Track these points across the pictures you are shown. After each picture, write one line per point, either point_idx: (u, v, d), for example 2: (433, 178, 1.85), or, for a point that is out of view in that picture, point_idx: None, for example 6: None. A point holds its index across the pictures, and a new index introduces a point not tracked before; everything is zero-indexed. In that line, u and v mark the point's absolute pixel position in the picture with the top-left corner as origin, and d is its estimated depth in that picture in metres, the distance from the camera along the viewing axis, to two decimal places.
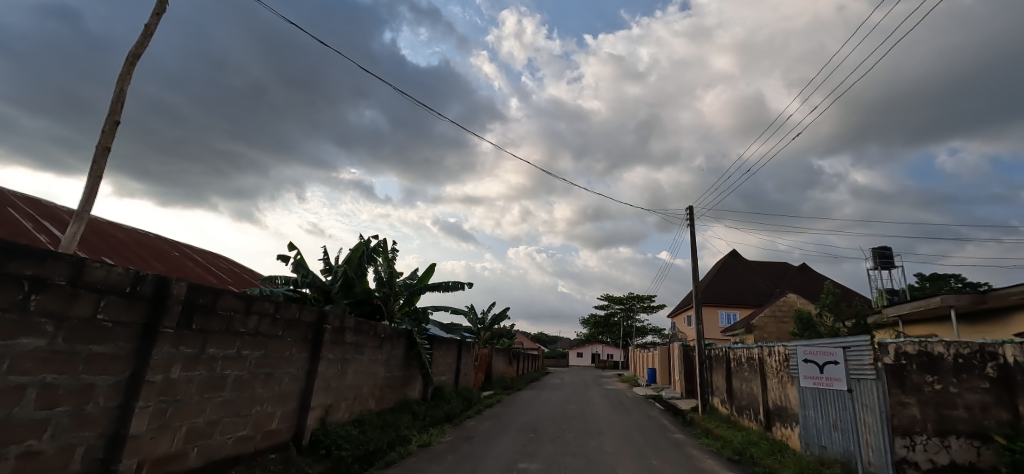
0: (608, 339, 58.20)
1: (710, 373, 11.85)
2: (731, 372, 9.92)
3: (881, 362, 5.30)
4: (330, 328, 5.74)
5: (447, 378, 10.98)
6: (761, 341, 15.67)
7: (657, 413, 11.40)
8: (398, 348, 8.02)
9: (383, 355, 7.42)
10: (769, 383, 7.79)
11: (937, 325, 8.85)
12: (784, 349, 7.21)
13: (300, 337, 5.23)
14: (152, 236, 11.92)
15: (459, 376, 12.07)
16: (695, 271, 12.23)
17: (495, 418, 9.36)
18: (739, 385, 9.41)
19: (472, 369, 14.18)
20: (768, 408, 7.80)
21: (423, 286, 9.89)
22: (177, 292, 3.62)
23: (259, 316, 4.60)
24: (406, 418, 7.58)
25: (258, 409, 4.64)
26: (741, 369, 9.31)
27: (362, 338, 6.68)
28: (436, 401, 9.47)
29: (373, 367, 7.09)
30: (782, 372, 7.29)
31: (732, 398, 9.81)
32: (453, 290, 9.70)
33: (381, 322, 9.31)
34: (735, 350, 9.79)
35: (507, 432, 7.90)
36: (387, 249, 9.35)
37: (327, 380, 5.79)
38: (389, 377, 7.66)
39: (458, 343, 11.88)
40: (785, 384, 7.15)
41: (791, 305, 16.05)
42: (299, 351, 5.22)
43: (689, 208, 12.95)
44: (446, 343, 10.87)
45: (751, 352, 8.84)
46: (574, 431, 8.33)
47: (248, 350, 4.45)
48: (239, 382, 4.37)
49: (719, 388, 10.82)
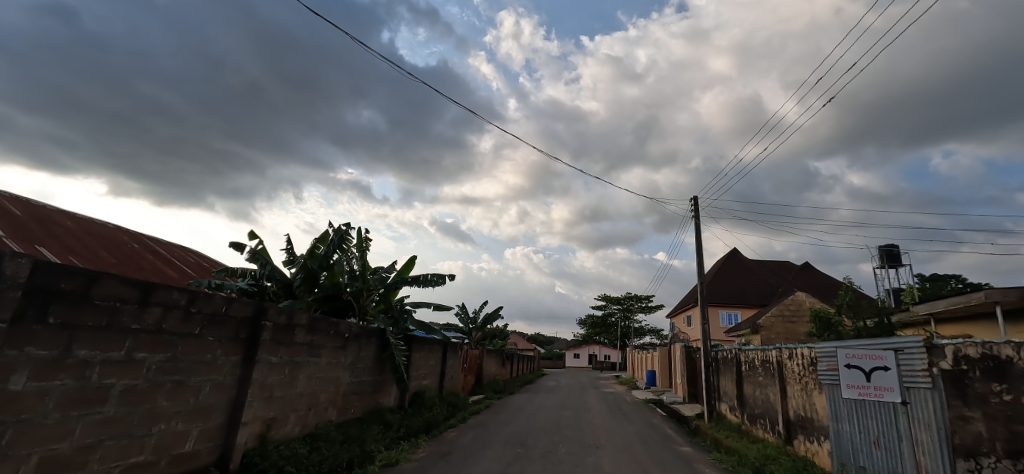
0: (606, 339, 57.28)
1: (716, 377, 10.87)
2: (742, 377, 8.94)
3: (937, 368, 4.33)
4: (271, 326, 4.75)
5: (430, 383, 9.97)
6: (768, 342, 14.77)
7: (660, 421, 10.41)
8: (367, 350, 7.02)
9: (347, 357, 6.42)
10: (790, 389, 6.83)
11: (973, 325, 7.92)
12: (808, 351, 6.24)
13: (228, 337, 4.24)
14: (109, 227, 10.90)
15: (444, 380, 11.07)
16: (700, 266, 11.27)
17: (480, 428, 8.37)
18: (751, 391, 8.45)
19: (460, 372, 13.16)
20: (788, 418, 6.85)
21: (401, 280, 8.92)
22: (17, 273, 2.62)
23: (163, 309, 3.61)
24: (375, 430, 6.59)
25: (162, 427, 3.64)
26: (754, 373, 8.34)
27: (319, 338, 5.69)
28: (415, 409, 8.46)
29: (334, 372, 6.09)
30: (805, 377, 6.34)
31: (743, 406, 8.85)
32: (435, 285, 8.71)
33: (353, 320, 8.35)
34: (746, 352, 8.83)
35: (491, 446, 6.93)
36: (360, 238, 8.37)
37: (269, 388, 4.79)
38: (356, 384, 6.66)
39: (443, 343, 10.89)
40: (810, 392, 6.19)
41: (799, 305, 15.12)
42: (226, 354, 4.22)
43: (693, 199, 12.00)
44: (430, 344, 9.88)
45: (766, 355, 7.85)
46: (568, 444, 7.33)
47: (145, 351, 3.46)
48: (130, 394, 3.37)
49: (728, 393, 9.86)
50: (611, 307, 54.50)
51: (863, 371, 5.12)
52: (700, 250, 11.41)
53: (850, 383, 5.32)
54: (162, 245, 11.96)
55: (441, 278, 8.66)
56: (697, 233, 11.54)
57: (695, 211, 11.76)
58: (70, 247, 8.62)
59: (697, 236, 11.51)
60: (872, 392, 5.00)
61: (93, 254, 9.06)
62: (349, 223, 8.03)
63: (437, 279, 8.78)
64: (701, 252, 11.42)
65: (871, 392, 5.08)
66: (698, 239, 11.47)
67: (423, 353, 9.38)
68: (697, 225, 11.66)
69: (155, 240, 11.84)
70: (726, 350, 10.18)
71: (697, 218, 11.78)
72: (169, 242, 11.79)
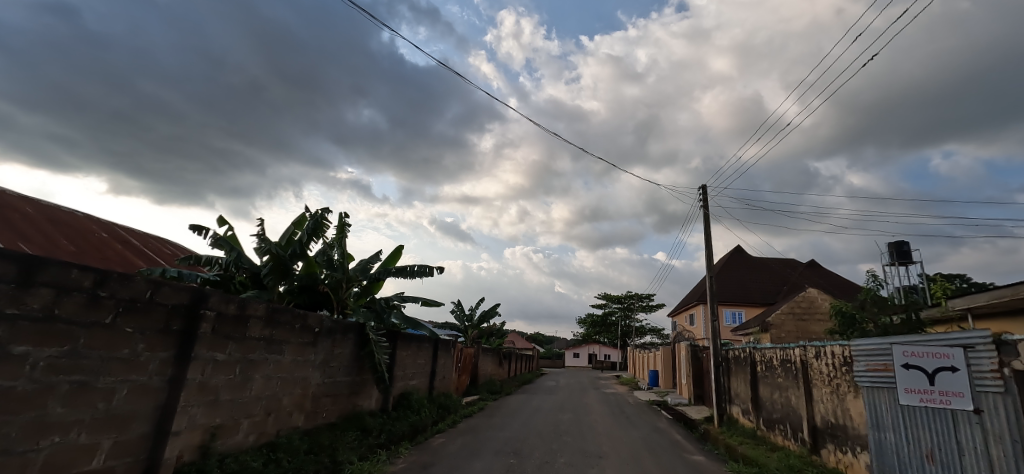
0: (606, 339, 56.56)
1: (727, 378, 10.11)
2: (757, 379, 8.19)
3: (1010, 369, 3.47)
4: (215, 317, 4.01)
5: (418, 383, 9.22)
6: (778, 341, 14.03)
7: (666, 425, 9.66)
8: (343, 347, 6.27)
9: (318, 355, 5.67)
10: (817, 393, 6.08)
11: (1014, 322, 7.19)
12: (842, 350, 5.49)
13: (154, 328, 3.49)
14: (77, 216, 10.14)
15: (435, 380, 10.32)
16: (709, 259, 10.51)
17: (470, 434, 7.62)
18: (768, 393, 7.69)
19: (454, 372, 12.41)
20: (814, 425, 6.12)
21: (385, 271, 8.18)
22: None
23: (55, 292, 2.85)
24: (350, 438, 5.84)
25: (57, 440, 2.88)
26: (771, 373, 7.59)
27: (280, 333, 4.94)
28: (399, 412, 7.71)
29: (301, 372, 5.33)
30: (837, 379, 5.60)
31: (758, 410, 8.10)
32: (420, 276, 7.95)
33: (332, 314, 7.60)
34: (762, 351, 8.07)
35: (480, 455, 6.19)
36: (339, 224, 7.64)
37: (212, 390, 4.04)
38: (328, 385, 5.91)
39: (433, 341, 10.13)
40: (843, 396, 5.45)
41: (811, 302, 14.38)
42: (152, 349, 3.48)
43: (701, 187, 11.23)
44: (418, 341, 9.13)
45: (785, 354, 7.11)
46: (566, 453, 6.58)
47: (28, 345, 2.70)
48: (4, 399, 2.61)
49: (740, 396, 9.11)
50: (611, 306, 53.74)
51: (925, 373, 4.24)
52: (709, 242, 10.66)
53: (901, 386, 4.51)
54: (136, 236, 11.23)
55: (428, 269, 7.90)
56: (706, 224, 10.79)
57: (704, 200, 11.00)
58: (24, 233, 7.87)
59: (706, 227, 10.75)
60: (934, 398, 4.16)
61: (51, 241, 8.31)
62: (326, 207, 7.30)
63: (424, 270, 8.03)
64: (710, 243, 10.66)
65: (935, 399, 4.17)
66: (707, 230, 10.71)
67: (410, 351, 8.63)
68: (706, 215, 10.91)
69: (129, 231, 11.11)
70: (737, 348, 9.43)
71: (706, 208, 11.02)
72: (143, 232, 11.06)
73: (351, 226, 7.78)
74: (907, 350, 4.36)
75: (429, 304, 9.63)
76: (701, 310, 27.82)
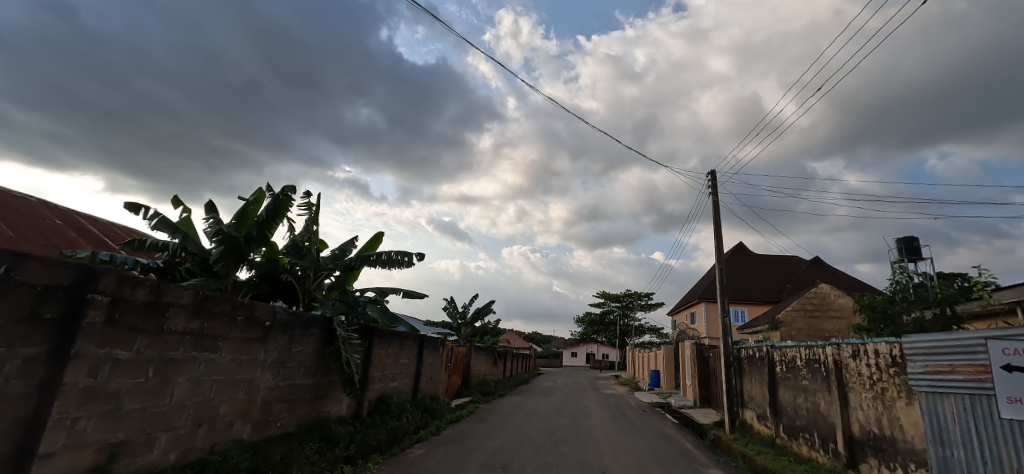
0: (604, 339, 55.71)
1: (739, 379, 9.27)
2: (776, 381, 7.34)
3: None
4: (113, 304, 3.12)
5: (400, 385, 8.35)
6: (789, 339, 13.19)
7: (673, 431, 8.83)
8: (305, 344, 5.38)
9: (270, 353, 4.78)
10: (854, 398, 5.24)
11: None
12: (890, 348, 4.65)
13: (12, 315, 2.57)
14: (26, 201, 9.21)
15: (420, 382, 9.44)
16: (719, 251, 9.65)
17: (454, 443, 6.75)
18: (790, 396, 6.85)
19: (443, 372, 11.54)
20: (850, 436, 5.27)
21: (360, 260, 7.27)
22: None
23: None
24: (309, 451, 4.96)
25: None
26: (794, 375, 6.75)
27: (214, 326, 4.05)
28: (375, 418, 6.83)
29: (244, 374, 4.43)
30: (882, 383, 4.75)
31: (778, 415, 7.26)
32: (399, 265, 7.05)
33: (299, 308, 6.71)
34: (782, 350, 7.22)
35: (463, 471, 5.30)
36: (306, 206, 6.75)
37: (109, 397, 3.15)
38: (284, 388, 5.03)
39: (417, 338, 9.24)
40: (891, 403, 4.61)
41: (823, 298, 13.56)
42: (10, 343, 2.56)
43: (711, 173, 10.35)
44: (400, 339, 8.24)
45: (811, 352, 6.28)
46: (564, 467, 5.73)
47: None
48: None
49: (755, 399, 8.27)
50: (609, 304, 52.97)
51: None
52: (719, 231, 9.80)
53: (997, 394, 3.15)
54: (98, 225, 10.28)
55: (407, 257, 6.99)
56: (716, 212, 9.92)
57: (713, 187, 10.12)
58: None
59: (716, 215, 9.88)
60: None
61: None
62: (290, 185, 6.40)
63: (402, 259, 7.14)
64: (720, 233, 9.80)
65: None
66: (718, 219, 9.84)
67: (389, 350, 7.74)
68: (716, 203, 10.04)
69: (89, 219, 10.17)
70: (752, 347, 8.58)
71: (716, 195, 10.14)
72: (104, 220, 10.12)
73: (320, 207, 6.90)
74: (1004, 347, 3.08)
75: (411, 298, 8.65)
76: (702, 308, 27.05)
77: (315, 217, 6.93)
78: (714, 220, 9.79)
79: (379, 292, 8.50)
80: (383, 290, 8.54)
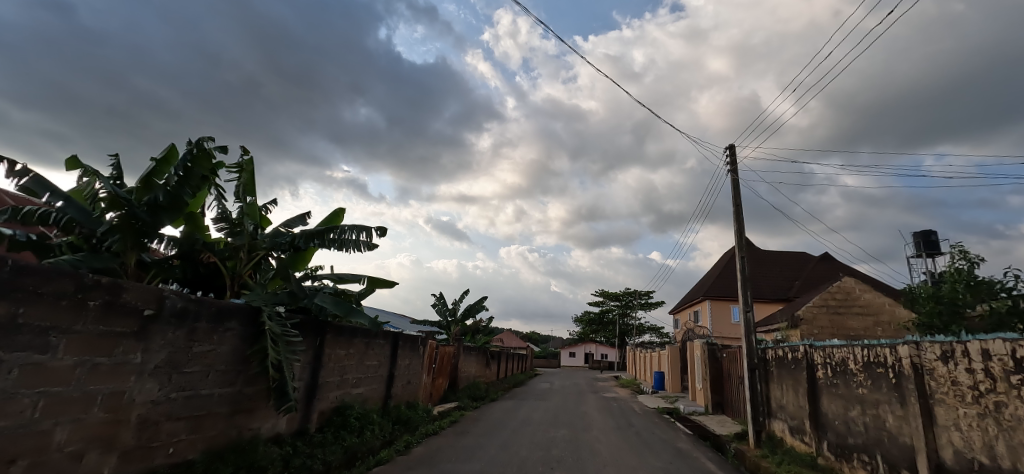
0: (603, 339, 54.47)
1: (765, 385, 7.97)
2: (817, 388, 6.07)
3: None
4: None
5: (367, 392, 7.03)
6: (811, 338, 11.91)
7: (688, 445, 7.55)
8: (215, 342, 4.05)
9: (150, 354, 3.44)
10: (944, 414, 3.97)
11: None
12: (1005, 347, 3.36)
13: None
14: None
15: (394, 388, 8.13)
16: (741, 236, 8.36)
17: (422, 467, 5.41)
18: (837, 407, 5.58)
19: (425, 375, 10.22)
20: (938, 464, 3.98)
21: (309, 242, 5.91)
22: None
23: None
24: None
25: None
26: (845, 383, 5.45)
27: (39, 315, 2.72)
28: (326, 435, 5.48)
29: (101, 384, 3.10)
30: (995, 396, 3.46)
31: (819, 430, 5.98)
32: (356, 246, 5.80)
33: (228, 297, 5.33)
34: (826, 350, 5.93)
35: None
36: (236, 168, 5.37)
37: None
38: (178, 402, 3.70)
39: (390, 337, 7.92)
40: (1012, 424, 3.33)
41: (847, 293, 12.30)
42: None
43: (729, 148, 9.09)
44: (366, 337, 6.91)
45: (870, 354, 4.99)
46: None
47: None
48: None
49: (786, 408, 7.01)
50: (608, 303, 51.78)
51: None
52: (740, 214, 8.52)
53: None
54: None
55: (365, 234, 5.75)
56: (736, 191, 8.63)
57: (733, 163, 8.83)
58: None
59: (737, 195, 8.59)
60: None
61: None
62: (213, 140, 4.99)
63: (360, 238, 5.89)
64: (741, 216, 8.53)
65: None
66: (738, 200, 8.56)
67: (350, 350, 6.41)
68: (735, 181, 8.75)
69: None
70: (781, 347, 7.30)
71: (736, 174, 8.86)
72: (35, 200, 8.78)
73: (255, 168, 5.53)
74: None
75: (377, 287, 7.34)
76: (707, 306, 25.84)
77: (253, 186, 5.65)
78: (734, 200, 8.50)
79: (338, 281, 7.03)
80: (341, 279, 7.01)
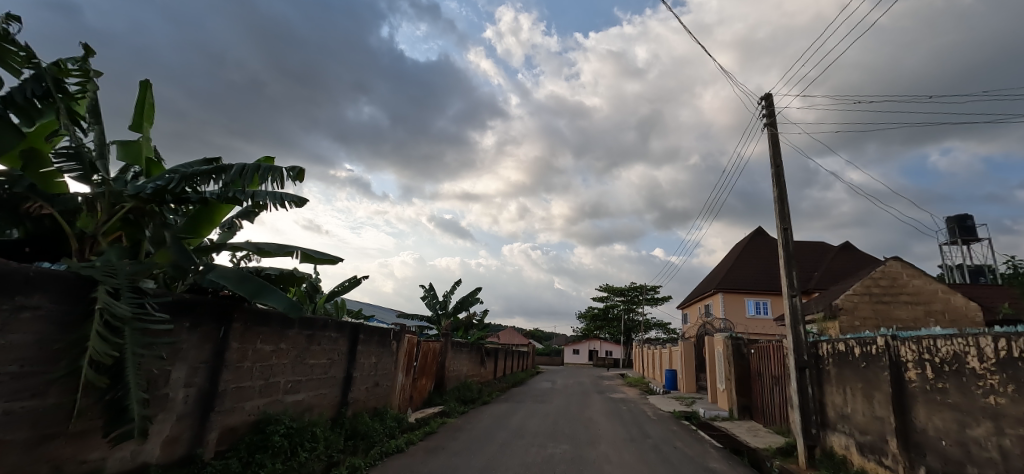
0: (608, 335, 52.77)
1: (817, 388, 6.33)
2: (909, 395, 4.47)
3: None
4: None
5: (311, 398, 5.48)
6: (852, 331, 10.28)
7: (722, 464, 5.99)
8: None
9: None
10: None
11: None
12: None
13: None
14: None
15: (354, 393, 6.56)
16: (784, 204, 6.75)
17: None
18: (947, 422, 3.98)
19: (401, 375, 8.65)
20: None
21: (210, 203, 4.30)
22: None
23: None
24: None
25: None
26: (960, 388, 3.86)
27: None
28: (231, 462, 3.95)
29: None
30: None
31: (913, 452, 4.37)
32: (278, 201, 4.34)
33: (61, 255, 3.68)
34: (922, 342, 4.32)
35: None
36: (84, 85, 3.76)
37: None
38: None
39: (347, 330, 6.36)
40: None
41: (893, 279, 10.63)
42: None
43: (765, 98, 7.45)
44: (308, 328, 5.36)
45: (1012, 347, 3.37)
46: None
47: None
48: None
49: (850, 418, 5.43)
50: (613, 298, 50.12)
51: None
52: (781, 175, 6.90)
53: None
54: None
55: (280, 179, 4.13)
56: (775, 148, 7.00)
57: (770, 115, 7.21)
58: None
59: (776, 152, 6.97)
60: None
61: None
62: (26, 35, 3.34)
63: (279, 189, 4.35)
64: (782, 179, 6.91)
65: None
66: (779, 158, 6.94)
67: (280, 345, 4.87)
68: (773, 137, 7.12)
69: None
70: (843, 339, 5.70)
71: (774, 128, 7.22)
72: None
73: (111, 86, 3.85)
74: None
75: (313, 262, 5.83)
76: (719, 299, 24.17)
77: (146, 121, 4.31)
78: (774, 159, 6.88)
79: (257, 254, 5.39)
80: (263, 252, 5.41)
